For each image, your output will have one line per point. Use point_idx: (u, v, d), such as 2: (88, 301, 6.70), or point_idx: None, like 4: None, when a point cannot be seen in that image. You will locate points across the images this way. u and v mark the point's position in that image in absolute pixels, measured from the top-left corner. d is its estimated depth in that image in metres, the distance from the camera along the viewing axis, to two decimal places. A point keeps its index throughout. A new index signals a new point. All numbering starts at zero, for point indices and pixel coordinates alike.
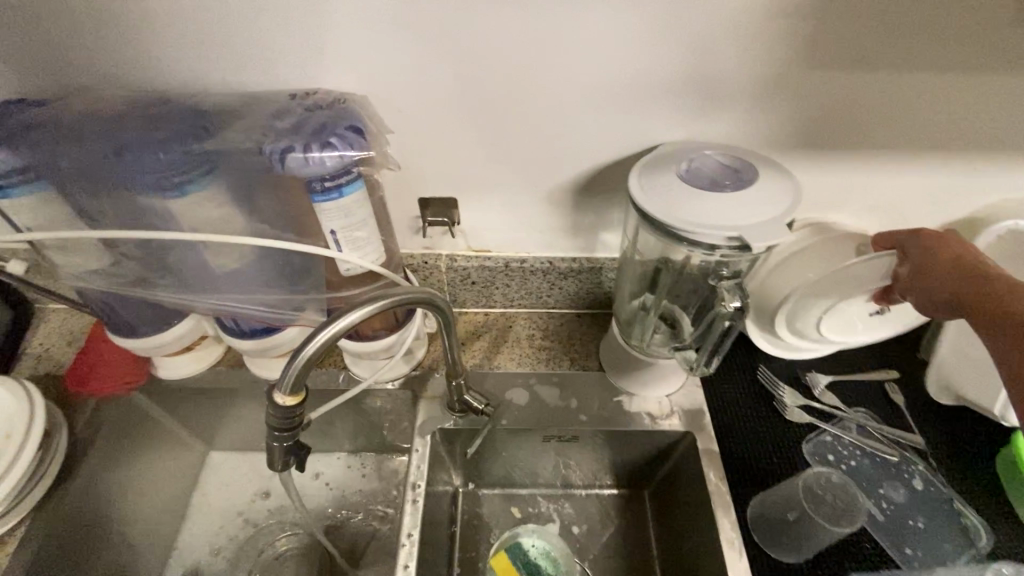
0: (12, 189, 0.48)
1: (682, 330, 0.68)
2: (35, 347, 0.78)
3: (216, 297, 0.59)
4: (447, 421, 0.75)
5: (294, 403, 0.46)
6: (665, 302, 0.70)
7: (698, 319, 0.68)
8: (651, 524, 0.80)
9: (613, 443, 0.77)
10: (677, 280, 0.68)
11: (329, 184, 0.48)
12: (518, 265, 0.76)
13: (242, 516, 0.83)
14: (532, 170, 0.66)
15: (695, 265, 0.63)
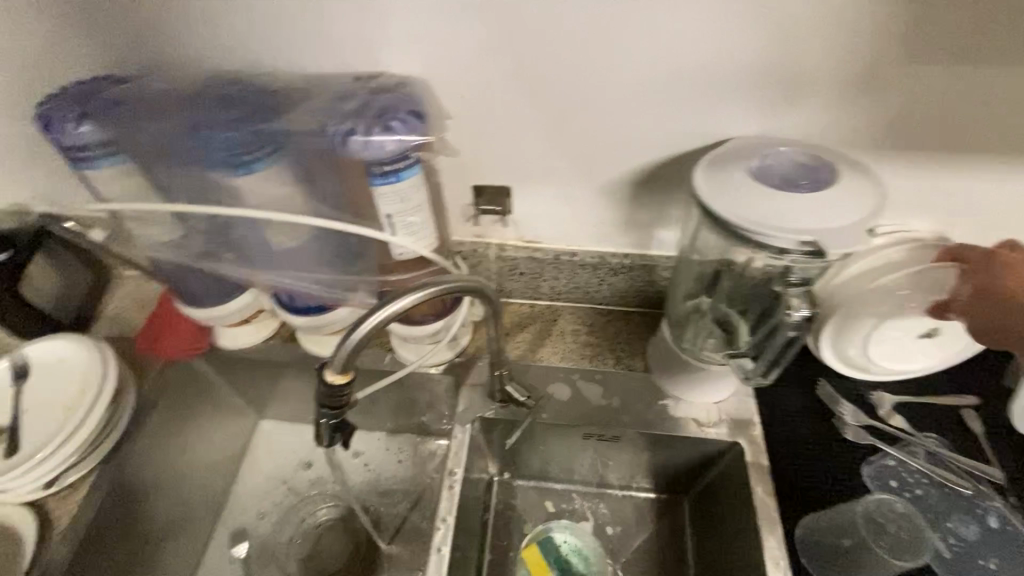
0: (97, 161, 0.51)
1: (738, 336, 0.63)
2: (110, 310, 0.84)
3: (275, 273, 0.61)
4: (487, 411, 0.75)
5: (343, 382, 0.46)
6: (721, 306, 0.66)
7: (757, 327, 0.62)
8: (688, 532, 0.78)
9: (654, 447, 0.75)
10: (737, 285, 0.64)
11: (388, 168, 0.48)
12: (568, 259, 0.74)
13: (286, 484, 0.86)
14: (589, 163, 0.64)
15: (759, 269, 0.59)
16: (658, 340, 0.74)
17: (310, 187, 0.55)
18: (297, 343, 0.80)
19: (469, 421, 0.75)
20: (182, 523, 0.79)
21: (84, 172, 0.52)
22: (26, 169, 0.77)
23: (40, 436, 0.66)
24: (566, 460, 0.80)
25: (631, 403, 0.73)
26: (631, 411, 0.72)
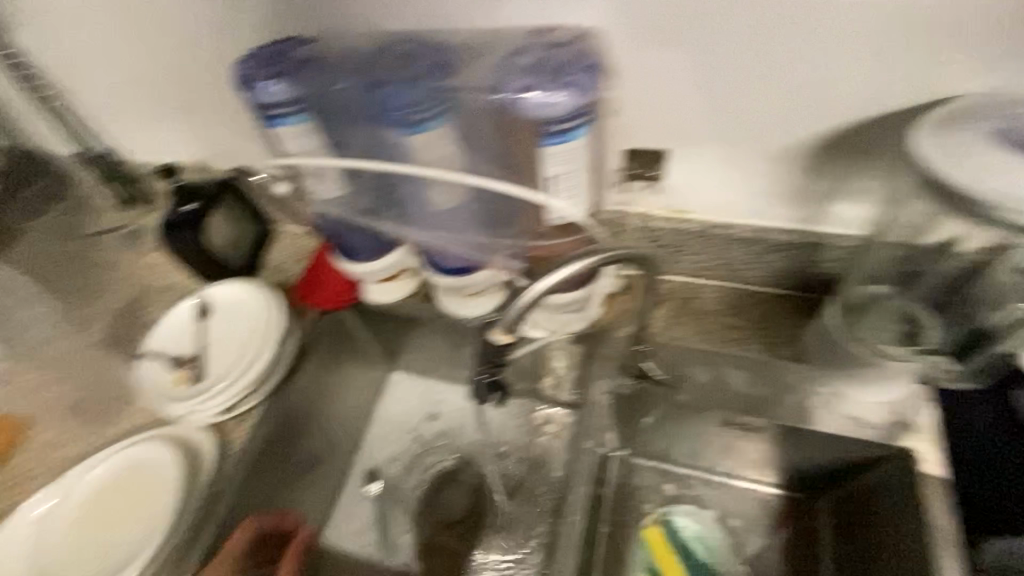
0: (288, 119, 0.55)
1: (924, 333, 0.61)
2: (273, 260, 0.94)
3: (432, 231, 0.63)
4: (620, 385, 0.72)
5: (507, 343, 0.47)
6: (912, 299, 0.62)
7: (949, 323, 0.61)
8: (823, 534, 0.73)
9: (804, 441, 0.69)
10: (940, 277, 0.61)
11: (563, 126, 0.47)
12: (721, 232, 0.68)
13: (413, 433, 0.93)
14: (764, 127, 0.58)
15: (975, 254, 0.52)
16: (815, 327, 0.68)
17: (475, 147, 0.55)
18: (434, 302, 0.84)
19: (602, 395, 0.72)
20: (324, 458, 0.85)
21: (275, 128, 0.57)
22: (216, 128, 0.87)
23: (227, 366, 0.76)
24: (694, 444, 0.77)
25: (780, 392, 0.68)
26: (781, 400, 0.67)
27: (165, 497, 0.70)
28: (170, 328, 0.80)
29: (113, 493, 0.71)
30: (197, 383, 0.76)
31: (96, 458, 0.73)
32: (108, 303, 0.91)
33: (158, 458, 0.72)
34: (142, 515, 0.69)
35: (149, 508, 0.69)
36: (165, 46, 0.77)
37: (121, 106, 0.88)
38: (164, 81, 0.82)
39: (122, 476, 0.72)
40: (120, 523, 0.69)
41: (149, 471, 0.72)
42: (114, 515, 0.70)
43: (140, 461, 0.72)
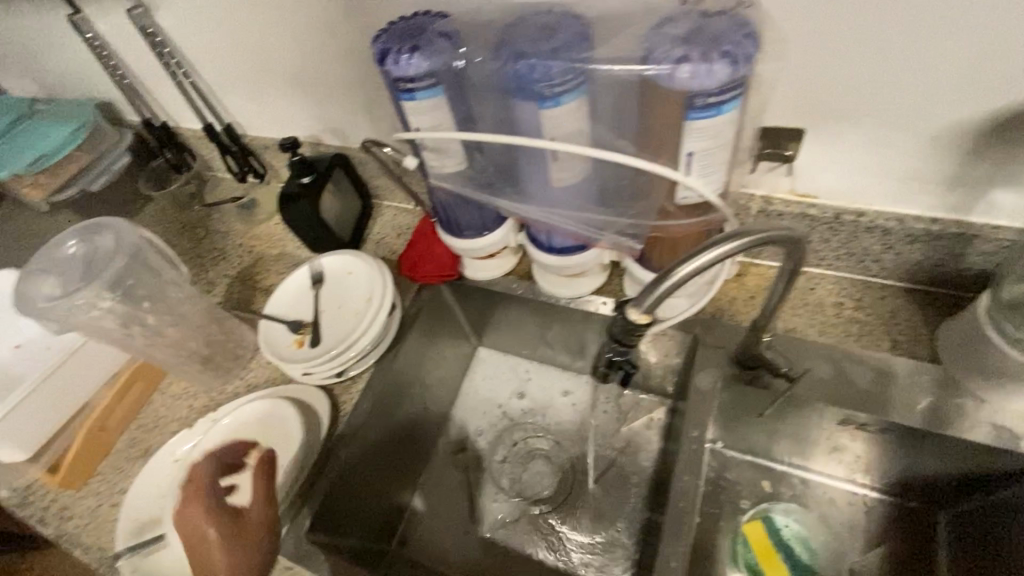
0: (420, 92, 0.56)
1: None
2: (375, 234, 0.98)
3: (548, 208, 0.62)
4: (729, 374, 0.69)
5: (645, 322, 0.45)
6: None
7: None
8: (937, 546, 0.70)
9: (934, 449, 0.64)
10: None
11: (714, 100, 0.45)
12: (855, 219, 0.64)
13: (501, 409, 0.95)
14: (924, 104, 0.53)
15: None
16: (954, 325, 0.62)
17: (607, 121, 0.54)
18: (532, 281, 0.85)
19: (709, 383, 0.70)
20: (417, 427, 0.88)
21: (405, 102, 0.58)
22: (329, 105, 0.91)
23: (335, 333, 0.78)
24: (799, 441, 0.74)
25: (912, 394, 0.63)
26: (912, 403, 0.62)
27: (288, 453, 0.73)
28: (289, 291, 0.84)
29: (242, 445, 0.75)
30: (315, 346, 0.77)
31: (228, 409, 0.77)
32: (230, 268, 0.99)
33: (282, 415, 0.76)
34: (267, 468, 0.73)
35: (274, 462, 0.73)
36: (289, 23, 0.80)
37: (245, 84, 0.93)
38: (286, 58, 0.86)
39: (251, 429, 0.76)
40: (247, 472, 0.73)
41: (274, 426, 0.75)
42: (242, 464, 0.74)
43: (266, 417, 0.76)
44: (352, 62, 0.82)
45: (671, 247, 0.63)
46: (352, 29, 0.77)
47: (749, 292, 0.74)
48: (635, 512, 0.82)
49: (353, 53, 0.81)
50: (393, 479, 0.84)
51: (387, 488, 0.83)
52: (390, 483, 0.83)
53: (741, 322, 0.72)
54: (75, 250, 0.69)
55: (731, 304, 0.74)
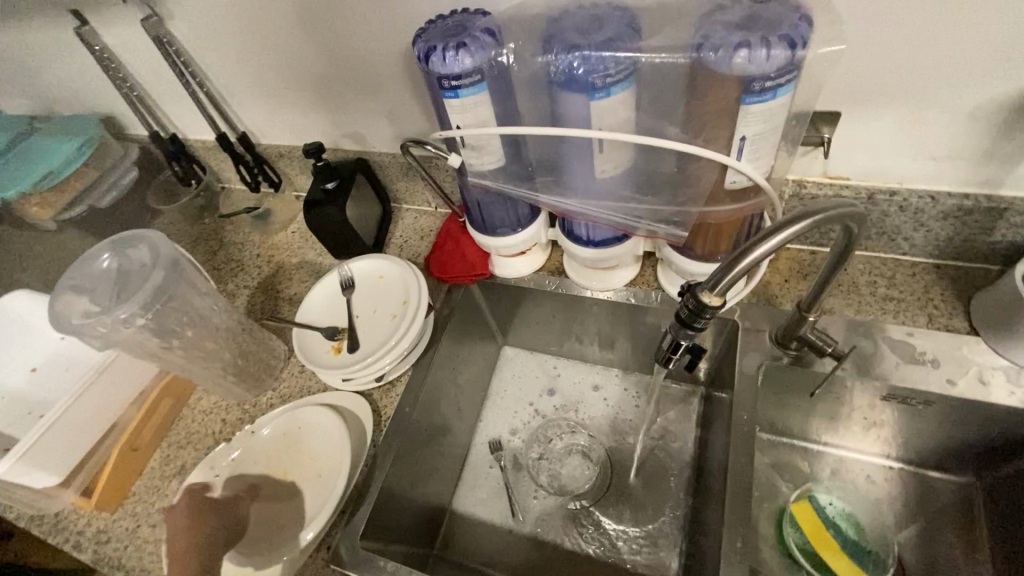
0: (463, 89, 0.56)
1: None
2: (397, 238, 0.97)
3: (590, 200, 0.63)
4: (771, 357, 0.70)
5: (717, 305, 0.46)
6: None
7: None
8: (981, 515, 0.71)
9: (976, 419, 0.66)
10: None
11: (770, 84, 0.46)
12: (886, 198, 0.66)
13: (532, 406, 0.94)
14: (962, 82, 0.54)
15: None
16: (989, 295, 0.64)
17: (656, 110, 0.54)
18: (563, 276, 0.86)
19: (751, 366, 0.71)
20: (453, 428, 0.88)
21: (448, 100, 0.58)
22: (348, 110, 0.90)
23: (372, 337, 0.78)
24: (837, 419, 0.76)
25: (955, 367, 0.64)
26: (956, 375, 0.64)
27: (335, 461, 0.72)
28: (321, 299, 0.83)
29: (287, 455, 0.74)
30: (352, 353, 0.77)
31: (268, 419, 0.77)
32: (249, 279, 0.98)
33: (325, 423, 0.75)
34: (315, 477, 0.72)
35: (322, 470, 0.72)
36: (309, 29, 0.80)
37: (262, 92, 0.92)
38: (305, 64, 0.85)
39: (295, 439, 0.75)
40: (295, 482, 0.72)
41: (317, 435, 0.75)
42: (289, 475, 0.73)
43: (309, 426, 0.76)
44: (374, 66, 0.81)
45: (715, 236, 0.64)
46: (373, 31, 0.76)
47: (781, 275, 0.76)
48: (677, 501, 0.82)
49: (374, 56, 0.80)
50: (432, 482, 0.83)
51: (428, 491, 0.82)
52: (429, 485, 0.82)
53: (778, 306, 0.74)
54: (108, 264, 0.69)
55: (765, 288, 0.75)
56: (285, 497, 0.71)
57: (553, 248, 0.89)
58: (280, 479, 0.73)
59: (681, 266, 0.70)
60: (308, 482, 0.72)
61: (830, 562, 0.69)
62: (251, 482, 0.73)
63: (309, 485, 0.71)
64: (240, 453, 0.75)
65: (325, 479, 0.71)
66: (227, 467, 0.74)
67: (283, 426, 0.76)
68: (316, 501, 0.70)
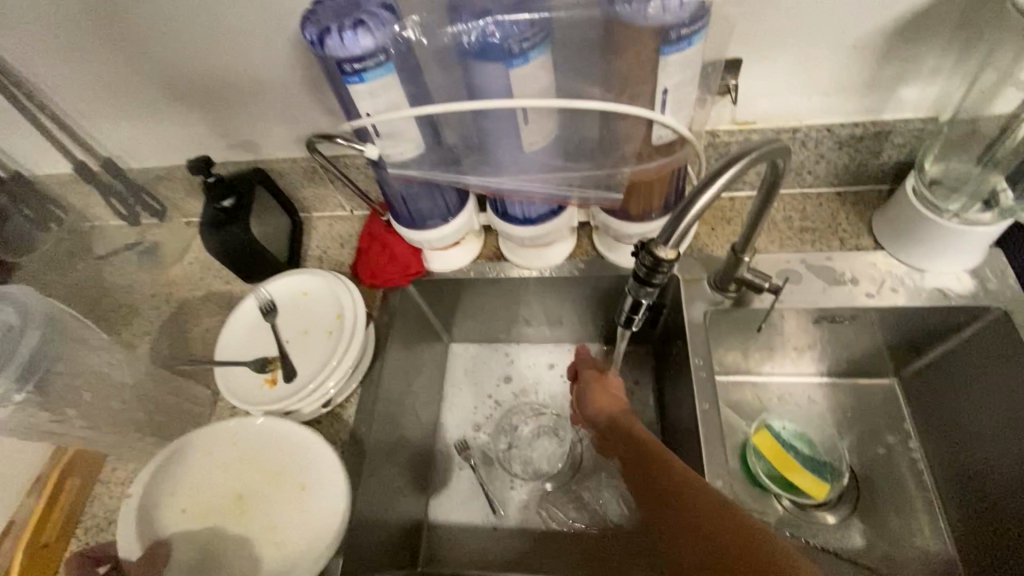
0: (368, 73, 0.51)
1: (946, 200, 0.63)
2: (315, 250, 0.89)
3: (521, 176, 0.61)
4: (715, 303, 0.73)
5: (672, 258, 0.46)
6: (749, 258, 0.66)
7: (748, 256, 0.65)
8: (906, 407, 0.79)
9: (893, 325, 0.73)
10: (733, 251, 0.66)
11: (686, 32, 0.46)
12: (790, 136, 0.70)
13: (492, 398, 0.91)
14: (842, 17, 0.58)
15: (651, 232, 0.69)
16: (887, 212, 0.71)
17: (576, 72, 0.53)
18: (501, 261, 0.83)
19: (698, 316, 0.73)
20: (414, 438, 0.83)
21: (354, 86, 0.52)
22: (232, 116, 0.81)
23: (308, 361, 0.71)
24: (777, 349, 0.80)
25: (871, 281, 0.70)
26: (872, 288, 0.70)
27: (307, 471, 0.65)
28: (240, 329, 0.74)
29: (239, 478, 0.65)
30: (290, 381, 0.69)
31: (214, 446, 0.67)
32: (148, 323, 0.86)
33: (280, 435, 0.66)
34: (287, 495, 0.64)
35: (299, 489, 0.64)
36: (167, 27, 0.69)
37: (122, 107, 0.80)
38: (168, 70, 0.75)
39: (253, 462, 0.66)
40: (260, 503, 0.64)
41: (272, 447, 0.66)
42: (247, 497, 0.65)
43: (266, 445, 0.66)
44: (254, 63, 0.73)
45: (647, 195, 0.65)
46: (245, 23, 0.68)
47: (708, 225, 0.79)
48: None
49: (252, 51, 0.71)
50: (404, 498, 0.78)
51: (400, 510, 0.77)
52: (401, 502, 0.78)
53: (710, 253, 0.76)
54: None
55: (696, 239, 0.78)
56: (252, 519, 0.64)
57: (486, 233, 0.85)
58: (238, 505, 0.64)
59: (617, 230, 0.71)
60: (277, 500, 0.64)
61: (798, 481, 0.74)
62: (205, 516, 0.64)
63: (287, 510, 0.64)
64: (184, 484, 0.65)
65: (306, 500, 0.64)
66: (176, 516, 0.63)
67: (233, 446, 0.67)
68: (299, 520, 0.63)
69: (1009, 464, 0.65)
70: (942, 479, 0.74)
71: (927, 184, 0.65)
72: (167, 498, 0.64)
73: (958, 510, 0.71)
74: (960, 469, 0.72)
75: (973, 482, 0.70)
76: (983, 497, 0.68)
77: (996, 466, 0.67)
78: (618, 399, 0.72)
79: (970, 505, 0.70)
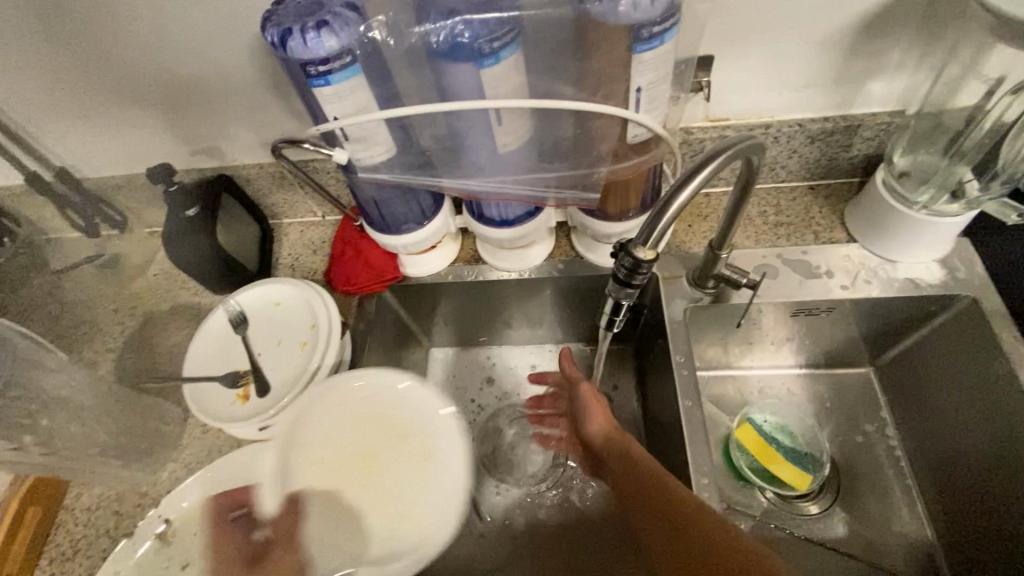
0: (334, 75, 0.49)
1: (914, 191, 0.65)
2: (286, 257, 0.86)
3: (496, 178, 0.60)
4: (694, 300, 0.73)
5: (652, 258, 0.46)
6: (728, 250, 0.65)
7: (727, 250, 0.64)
8: (882, 396, 0.81)
9: (868, 316, 0.74)
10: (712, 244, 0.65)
11: (658, 30, 0.45)
12: (762, 132, 0.70)
13: (475, 402, 0.90)
14: (810, 13, 0.59)
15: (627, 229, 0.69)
16: (858, 205, 0.72)
17: (549, 71, 0.52)
18: (479, 263, 0.82)
19: (678, 313, 0.73)
20: None
21: (319, 89, 0.51)
22: (195, 121, 0.78)
23: (282, 374, 0.68)
24: (756, 343, 0.81)
25: (845, 274, 0.71)
26: (847, 280, 0.71)
27: (428, 437, 0.65)
28: (209, 343, 0.71)
29: (365, 438, 0.65)
30: (264, 396, 0.67)
31: (437, 410, 0.65)
32: (111, 339, 0.82)
33: (402, 397, 0.67)
34: (410, 460, 0.64)
35: (423, 457, 0.64)
36: (122, 28, 0.66)
37: (77, 113, 0.77)
38: (124, 74, 0.72)
39: (387, 420, 0.66)
40: (384, 465, 0.64)
41: (394, 410, 0.66)
42: (376, 458, 0.65)
43: (386, 407, 0.67)
44: (215, 66, 0.70)
45: (624, 193, 0.65)
46: (205, 25, 0.66)
47: (685, 222, 0.79)
48: None
49: (213, 53, 0.69)
50: None
51: None
52: None
53: (688, 250, 0.77)
54: None
55: (673, 236, 0.78)
56: (378, 479, 0.64)
57: (463, 236, 0.84)
58: (369, 462, 0.64)
59: (595, 230, 0.70)
60: (401, 465, 0.64)
61: (779, 473, 0.75)
62: (335, 469, 0.64)
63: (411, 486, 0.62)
64: (314, 441, 0.65)
65: (427, 473, 0.63)
66: (310, 471, 0.64)
67: (357, 407, 0.66)
68: (424, 488, 0.62)
69: (985, 446, 0.67)
70: (918, 466, 0.75)
71: (895, 177, 0.66)
72: (303, 450, 0.65)
73: (935, 494, 0.73)
74: (935, 455, 0.73)
75: (949, 466, 0.71)
76: (960, 480, 0.70)
77: (971, 448, 0.69)
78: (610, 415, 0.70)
79: (947, 489, 0.71)
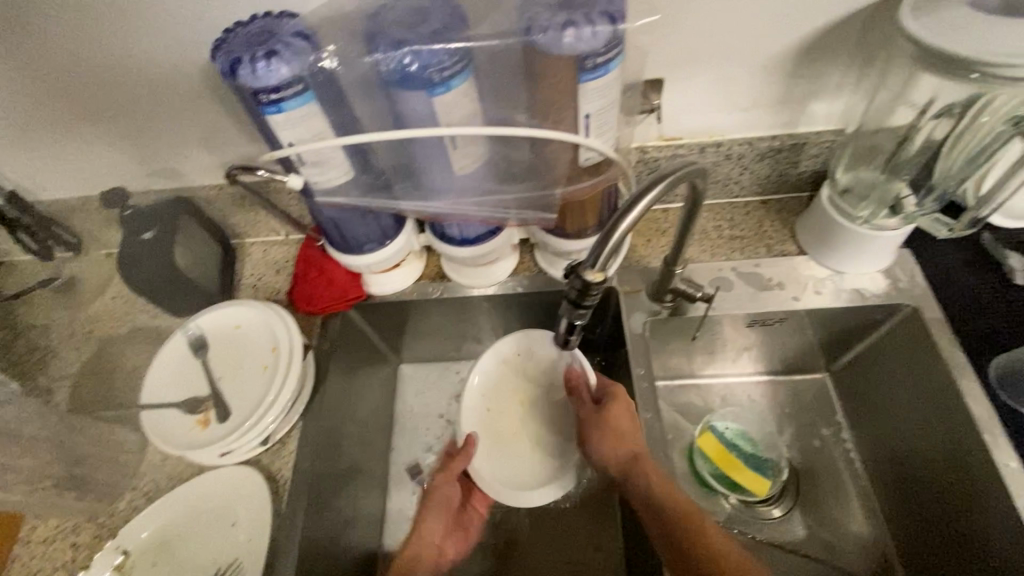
0: (285, 102, 0.50)
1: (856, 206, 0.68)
2: (250, 277, 0.86)
3: (454, 200, 0.61)
4: (653, 314, 0.75)
5: (600, 281, 0.47)
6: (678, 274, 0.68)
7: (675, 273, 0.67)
8: (837, 401, 0.84)
9: (819, 325, 0.76)
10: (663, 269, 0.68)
11: (601, 60, 0.47)
12: (714, 150, 0.73)
13: (444, 417, 0.89)
14: (752, 38, 0.61)
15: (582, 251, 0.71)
16: (807, 219, 0.75)
17: (500, 98, 0.53)
18: (445, 281, 0.82)
19: (639, 327, 0.75)
20: (364, 466, 0.81)
21: (271, 116, 0.51)
22: (152, 142, 0.77)
23: (242, 398, 0.68)
24: (717, 352, 0.83)
25: (796, 285, 0.74)
26: (797, 292, 0.73)
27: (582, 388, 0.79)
28: (167, 368, 0.70)
29: (521, 387, 0.81)
30: (224, 421, 0.66)
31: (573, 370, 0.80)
32: (68, 365, 0.80)
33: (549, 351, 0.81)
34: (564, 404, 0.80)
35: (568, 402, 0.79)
36: (73, 49, 0.66)
37: (27, 134, 0.75)
38: (78, 97, 0.71)
39: (531, 370, 0.81)
40: (538, 408, 0.80)
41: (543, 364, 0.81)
42: (530, 403, 0.80)
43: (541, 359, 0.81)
44: (172, 88, 0.70)
45: (580, 212, 0.66)
46: (161, 49, 0.66)
47: (645, 237, 0.81)
48: None
49: (169, 74, 0.69)
50: (354, 530, 0.76)
51: (351, 544, 0.74)
52: (351, 534, 0.75)
53: (647, 265, 0.78)
54: None
55: (633, 250, 0.80)
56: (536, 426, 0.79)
57: (428, 253, 0.84)
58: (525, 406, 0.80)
59: (555, 247, 0.72)
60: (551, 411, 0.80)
61: (741, 481, 0.77)
62: (496, 409, 0.80)
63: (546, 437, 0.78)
64: (477, 384, 0.80)
65: (562, 449, 0.77)
66: (482, 414, 0.79)
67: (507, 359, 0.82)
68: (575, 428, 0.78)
69: (931, 449, 0.70)
70: (873, 469, 0.78)
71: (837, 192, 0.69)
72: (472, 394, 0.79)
73: (888, 497, 0.75)
74: (886, 458, 0.76)
75: (899, 469, 0.74)
76: (910, 483, 0.73)
77: (919, 452, 0.72)
78: (626, 434, 0.66)
79: (898, 491, 0.74)
